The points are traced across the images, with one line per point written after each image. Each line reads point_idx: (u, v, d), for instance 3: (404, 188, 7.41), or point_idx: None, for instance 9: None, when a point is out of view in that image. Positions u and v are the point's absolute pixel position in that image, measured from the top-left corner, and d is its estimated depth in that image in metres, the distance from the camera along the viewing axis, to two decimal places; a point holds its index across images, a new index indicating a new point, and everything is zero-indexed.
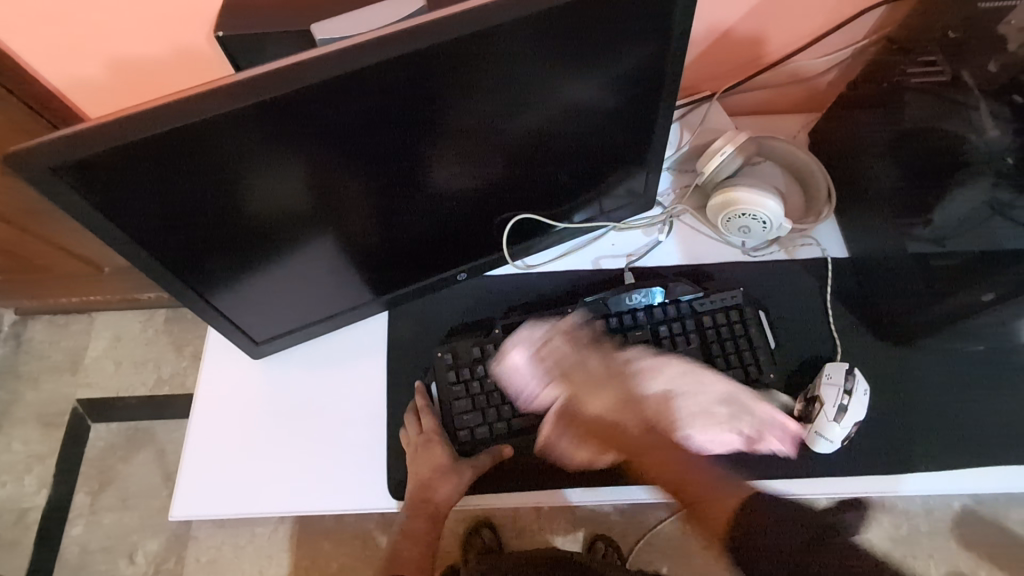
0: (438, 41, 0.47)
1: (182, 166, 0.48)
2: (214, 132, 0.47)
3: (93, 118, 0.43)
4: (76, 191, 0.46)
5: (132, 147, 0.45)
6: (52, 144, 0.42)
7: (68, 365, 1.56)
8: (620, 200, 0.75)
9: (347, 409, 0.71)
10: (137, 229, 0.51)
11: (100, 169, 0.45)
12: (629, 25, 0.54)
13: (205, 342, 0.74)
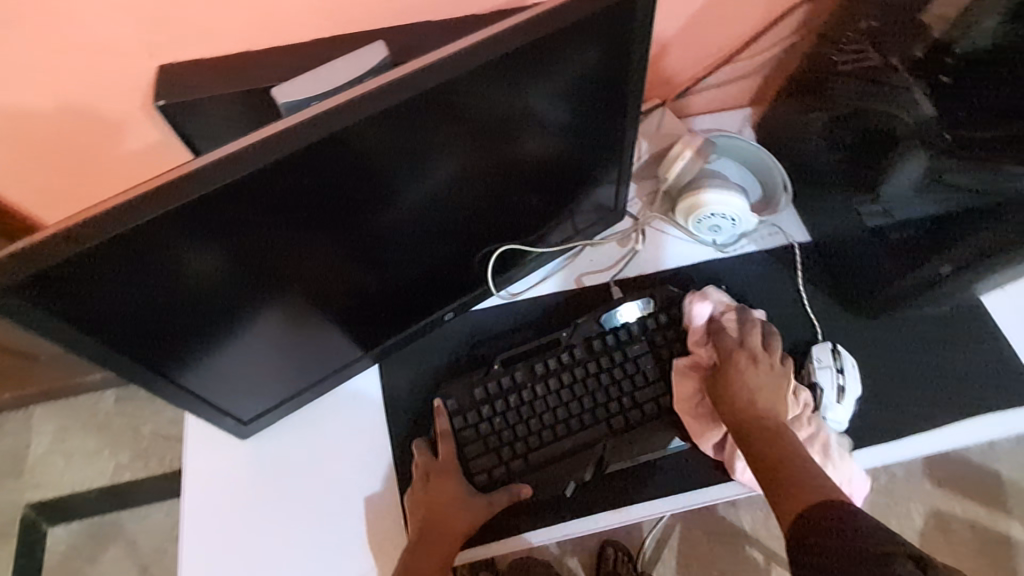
0: (405, 97, 0.47)
1: (151, 258, 0.46)
2: (182, 220, 0.45)
3: (52, 226, 0.41)
4: (41, 302, 0.44)
5: (96, 250, 0.43)
6: (11, 259, 0.40)
7: (11, 468, 1.42)
8: (592, 215, 0.76)
9: (352, 474, 0.68)
10: (109, 330, 0.49)
11: (60, 276, 0.43)
12: (586, 52, 0.55)
13: (190, 428, 0.70)
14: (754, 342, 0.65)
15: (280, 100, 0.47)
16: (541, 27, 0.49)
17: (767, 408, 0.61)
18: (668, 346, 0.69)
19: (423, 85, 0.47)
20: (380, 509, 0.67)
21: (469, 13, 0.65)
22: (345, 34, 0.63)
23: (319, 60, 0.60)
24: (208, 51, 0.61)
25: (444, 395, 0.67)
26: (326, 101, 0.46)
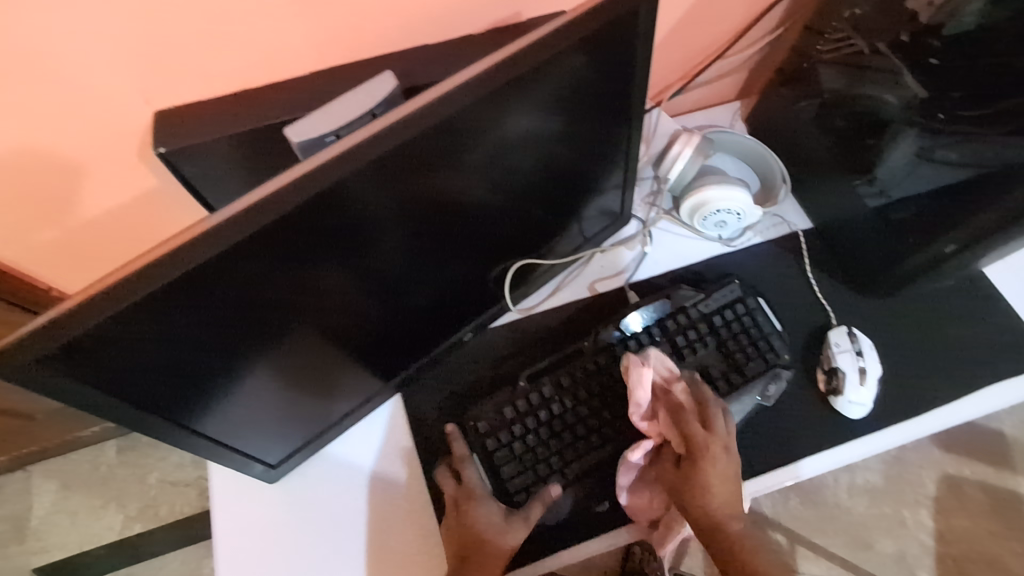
0: (417, 130, 0.47)
1: (178, 316, 0.45)
2: (206, 276, 0.44)
3: (75, 296, 0.40)
4: (69, 373, 0.43)
5: (123, 315, 0.42)
6: (39, 334, 0.39)
7: (14, 532, 1.37)
8: (598, 223, 0.76)
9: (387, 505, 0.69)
10: (138, 392, 0.48)
11: (87, 343, 0.42)
12: (585, 66, 0.55)
13: (212, 477, 0.69)
14: (713, 441, 0.59)
15: (293, 138, 0.47)
16: (544, 46, 0.50)
17: (720, 513, 0.59)
18: (690, 345, 0.69)
19: (433, 116, 0.47)
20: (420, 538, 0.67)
21: (463, 34, 0.65)
22: (342, 64, 0.62)
23: (320, 94, 0.59)
24: (207, 93, 0.60)
25: (474, 417, 0.67)
26: (341, 141, 0.45)
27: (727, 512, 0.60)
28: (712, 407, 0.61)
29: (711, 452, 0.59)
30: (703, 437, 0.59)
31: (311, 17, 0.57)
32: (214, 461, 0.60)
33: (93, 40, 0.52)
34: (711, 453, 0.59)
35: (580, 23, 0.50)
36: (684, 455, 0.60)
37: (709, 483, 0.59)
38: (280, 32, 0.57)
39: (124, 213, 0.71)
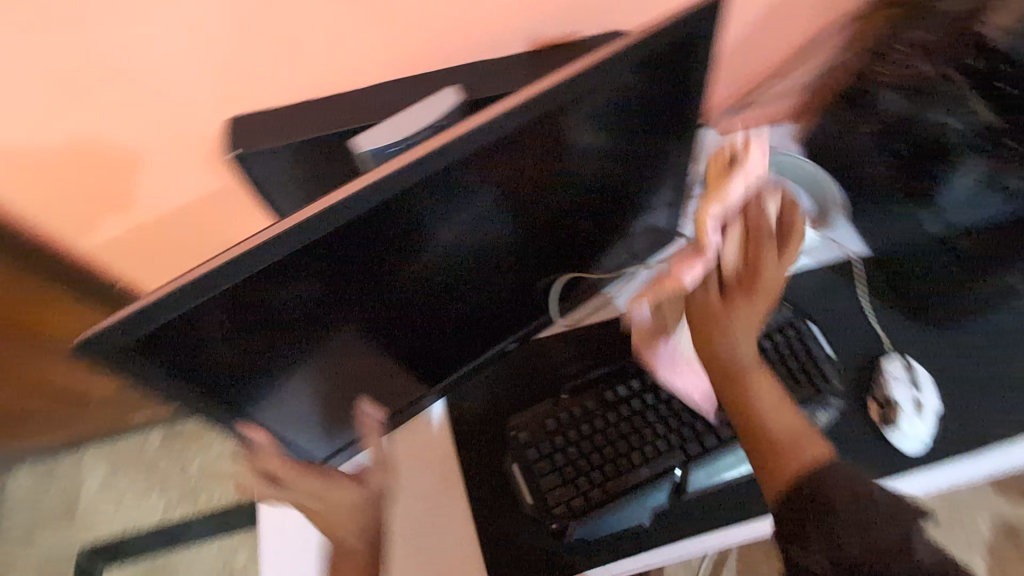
0: (483, 145, 0.49)
1: (251, 311, 0.48)
2: (280, 273, 0.47)
3: (165, 287, 0.43)
4: (150, 359, 0.46)
5: (204, 307, 0.45)
6: (131, 319, 0.43)
7: (64, 510, 1.44)
8: (646, 239, 0.77)
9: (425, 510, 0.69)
10: (208, 382, 0.51)
11: (172, 328, 0.45)
12: (645, 87, 0.56)
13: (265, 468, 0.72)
14: (771, 270, 0.56)
15: (361, 149, 0.50)
16: (606, 68, 0.51)
17: (740, 354, 0.56)
18: None
19: (497, 130, 0.49)
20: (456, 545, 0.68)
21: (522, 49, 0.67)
22: (405, 76, 0.65)
23: (385, 104, 0.62)
24: (279, 102, 0.63)
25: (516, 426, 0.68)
26: (410, 153, 0.48)
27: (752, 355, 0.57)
28: (795, 236, 0.57)
29: (756, 257, 0.56)
30: (767, 263, 0.55)
31: (380, 30, 0.60)
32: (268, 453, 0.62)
33: (182, 51, 0.56)
34: (753, 286, 0.56)
35: (643, 45, 0.51)
36: (736, 285, 0.56)
37: (744, 305, 0.56)
38: (351, 44, 0.60)
39: (196, 212, 0.75)
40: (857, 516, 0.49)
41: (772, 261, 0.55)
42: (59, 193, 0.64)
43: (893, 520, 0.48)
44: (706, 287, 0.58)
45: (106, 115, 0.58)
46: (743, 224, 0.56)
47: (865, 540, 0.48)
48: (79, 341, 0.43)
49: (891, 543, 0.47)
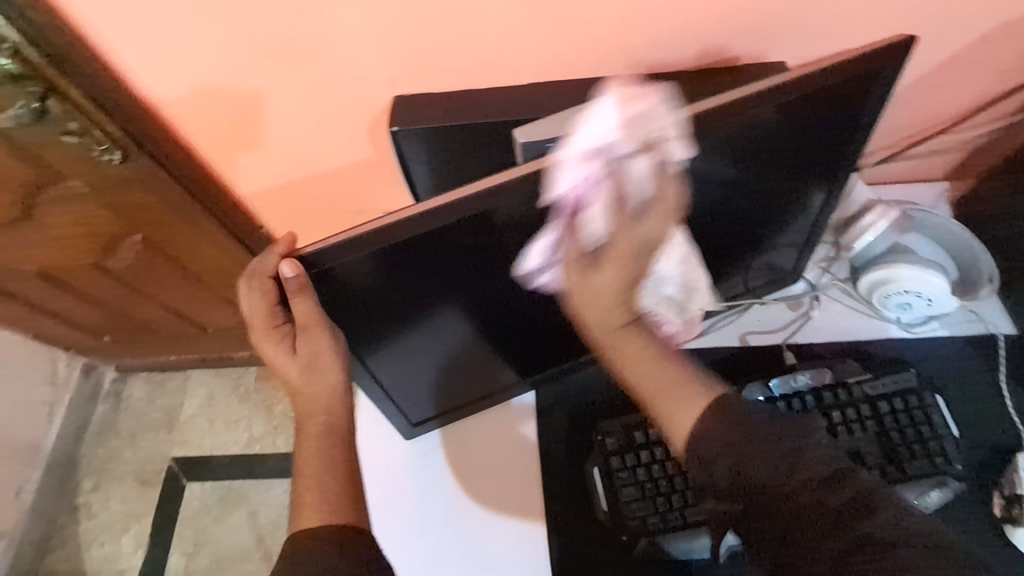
0: (631, 154, 0.52)
1: (397, 271, 0.53)
2: (429, 243, 0.52)
3: (339, 233, 0.49)
4: (308, 295, 0.52)
5: (363, 259, 0.50)
6: (309, 255, 0.49)
7: (164, 422, 1.61)
8: (764, 275, 0.76)
9: (504, 489, 0.73)
10: (345, 327, 0.56)
11: (328, 276, 0.51)
12: (792, 120, 0.57)
13: (363, 411, 0.78)
14: (638, 248, 0.56)
15: (521, 139, 0.53)
16: (758, 97, 0.52)
17: (587, 322, 0.59)
18: (846, 424, 0.65)
19: (643, 142, 0.51)
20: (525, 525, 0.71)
21: (681, 69, 0.67)
22: (563, 80, 0.68)
23: (538, 103, 0.66)
24: (443, 87, 0.68)
25: (603, 432, 0.71)
26: (559, 151, 0.51)
27: (615, 322, 0.57)
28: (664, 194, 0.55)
29: (624, 253, 0.55)
30: (625, 240, 0.55)
31: (551, 35, 0.63)
32: (375, 405, 0.67)
33: (375, 31, 0.62)
34: (612, 257, 0.56)
35: (801, 81, 0.53)
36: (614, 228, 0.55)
37: (607, 273, 0.56)
38: (522, 44, 0.64)
39: (346, 178, 0.83)
40: (738, 434, 0.48)
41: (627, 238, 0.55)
42: (246, 136, 0.74)
43: (778, 431, 0.48)
44: (578, 258, 0.57)
45: (300, 74, 0.66)
46: (608, 200, 0.54)
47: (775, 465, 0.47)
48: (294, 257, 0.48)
49: (780, 443, 0.48)
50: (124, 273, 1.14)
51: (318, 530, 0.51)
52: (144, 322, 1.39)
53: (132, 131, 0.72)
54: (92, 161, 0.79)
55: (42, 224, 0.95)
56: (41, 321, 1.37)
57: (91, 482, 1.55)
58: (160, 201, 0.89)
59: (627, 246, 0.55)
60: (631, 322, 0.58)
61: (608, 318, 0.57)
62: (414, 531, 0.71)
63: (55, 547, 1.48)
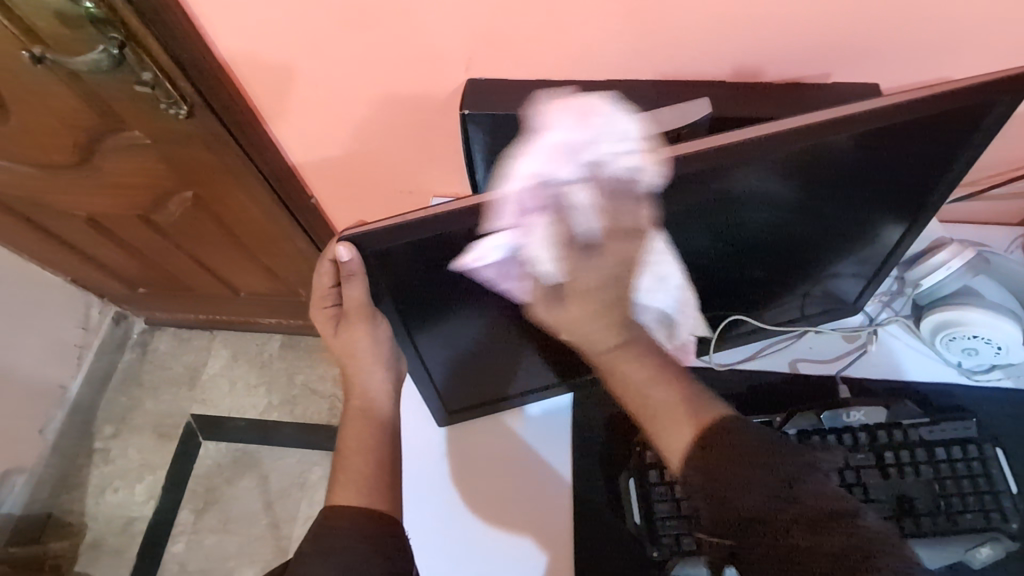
0: (707, 166, 0.50)
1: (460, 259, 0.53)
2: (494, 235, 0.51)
3: (412, 214, 0.48)
4: (373, 271, 0.51)
5: (429, 244, 0.50)
6: (381, 232, 0.48)
7: (186, 378, 1.63)
8: (822, 303, 0.74)
9: (535, 491, 0.73)
10: (403, 308, 0.56)
11: (386, 260, 0.51)
12: (871, 151, 0.54)
13: (407, 389, 0.79)
14: (619, 269, 0.56)
15: (604, 136, 0.53)
16: (833, 124, 0.50)
17: (589, 333, 0.56)
18: (898, 467, 0.62)
19: (720, 156, 0.49)
20: (554, 529, 0.71)
21: (768, 82, 0.65)
22: (643, 81, 0.66)
23: (616, 101, 0.64)
24: (519, 75, 0.67)
25: (644, 444, 0.71)
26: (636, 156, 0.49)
27: (608, 336, 0.56)
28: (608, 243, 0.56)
29: (600, 281, 0.56)
30: (615, 267, 0.56)
31: (641, 34, 0.61)
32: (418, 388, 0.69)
33: (458, 13, 0.60)
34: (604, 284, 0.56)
35: (893, 112, 0.50)
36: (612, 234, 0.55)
37: (595, 301, 0.56)
38: (608, 40, 0.62)
39: (405, 158, 0.82)
40: (736, 459, 0.45)
41: (590, 260, 0.56)
42: (312, 105, 0.75)
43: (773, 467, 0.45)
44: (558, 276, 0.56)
45: (377, 50, 0.65)
46: (577, 222, 0.54)
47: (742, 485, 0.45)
48: (348, 238, 0.48)
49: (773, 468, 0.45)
50: (169, 228, 1.15)
51: (344, 509, 0.52)
52: (179, 277, 1.40)
53: (202, 88, 0.72)
54: (157, 115, 0.79)
55: (98, 171, 0.96)
56: (81, 265, 1.39)
57: (111, 429, 1.58)
58: (216, 160, 0.89)
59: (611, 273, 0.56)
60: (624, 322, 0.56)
61: (603, 327, 0.56)
62: (444, 521, 0.72)
63: (72, 487, 1.51)
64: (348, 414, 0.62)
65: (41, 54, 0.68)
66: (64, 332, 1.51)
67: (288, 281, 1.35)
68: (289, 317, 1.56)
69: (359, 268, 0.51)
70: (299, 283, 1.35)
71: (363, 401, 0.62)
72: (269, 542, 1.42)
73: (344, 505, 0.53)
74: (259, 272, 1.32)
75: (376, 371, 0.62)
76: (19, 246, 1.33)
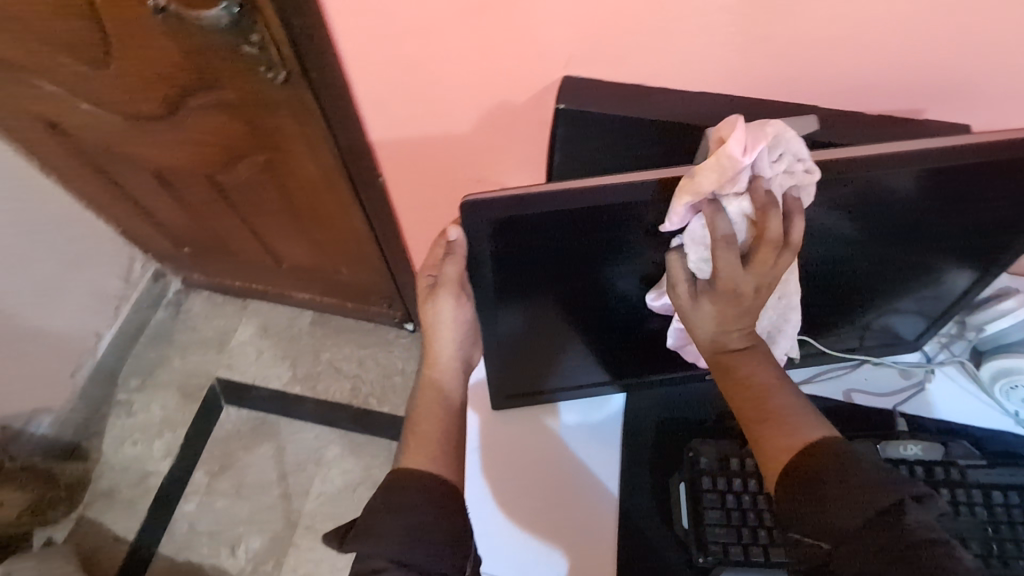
0: (791, 182, 0.52)
1: (557, 240, 0.55)
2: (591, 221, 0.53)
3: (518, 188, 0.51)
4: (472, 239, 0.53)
5: (529, 220, 0.52)
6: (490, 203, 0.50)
7: (215, 342, 1.65)
8: (880, 336, 0.75)
9: (577, 487, 0.73)
10: (492, 283, 0.58)
11: (512, 226, 0.53)
12: (952, 193, 0.55)
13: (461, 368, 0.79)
14: (776, 271, 0.52)
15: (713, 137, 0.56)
16: (912, 160, 0.51)
17: (727, 339, 0.55)
18: (955, 504, 0.62)
19: (805, 175, 0.51)
20: (594, 526, 0.71)
21: (860, 111, 0.66)
22: (736, 95, 0.67)
23: (710, 111, 0.65)
24: (615, 77, 0.68)
25: (696, 450, 0.70)
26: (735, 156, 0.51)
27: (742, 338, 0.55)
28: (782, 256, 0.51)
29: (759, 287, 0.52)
30: (767, 277, 0.52)
31: (744, 48, 0.62)
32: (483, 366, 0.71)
33: (570, 10, 0.62)
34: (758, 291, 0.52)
35: (976, 155, 0.51)
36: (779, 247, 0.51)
37: (745, 303, 0.52)
38: (710, 50, 0.63)
39: (483, 145, 0.83)
40: (839, 472, 0.47)
41: (732, 262, 0.50)
42: (403, 85, 0.77)
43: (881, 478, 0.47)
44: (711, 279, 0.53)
45: (482, 37, 0.67)
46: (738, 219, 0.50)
47: (847, 490, 0.47)
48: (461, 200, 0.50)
49: (871, 484, 0.47)
50: (231, 191, 1.18)
51: (413, 472, 0.56)
52: (227, 241, 1.43)
53: (307, 55, 0.75)
54: (254, 77, 0.83)
55: (180, 126, 0.99)
56: (134, 217, 1.42)
57: (137, 382, 1.60)
58: (298, 127, 0.92)
59: (765, 280, 0.52)
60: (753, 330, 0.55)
61: (736, 333, 0.55)
62: (486, 500, 0.73)
63: (93, 434, 1.53)
64: (421, 380, 0.66)
65: (164, 5, 0.72)
66: (105, 281, 1.54)
67: (332, 257, 1.37)
68: (323, 294, 1.57)
69: (461, 250, 0.61)
70: (343, 261, 1.37)
71: (434, 371, 0.65)
72: (280, 513, 1.43)
73: (414, 469, 0.56)
74: (306, 244, 1.35)
75: (452, 346, 0.66)
76: (80, 191, 1.37)
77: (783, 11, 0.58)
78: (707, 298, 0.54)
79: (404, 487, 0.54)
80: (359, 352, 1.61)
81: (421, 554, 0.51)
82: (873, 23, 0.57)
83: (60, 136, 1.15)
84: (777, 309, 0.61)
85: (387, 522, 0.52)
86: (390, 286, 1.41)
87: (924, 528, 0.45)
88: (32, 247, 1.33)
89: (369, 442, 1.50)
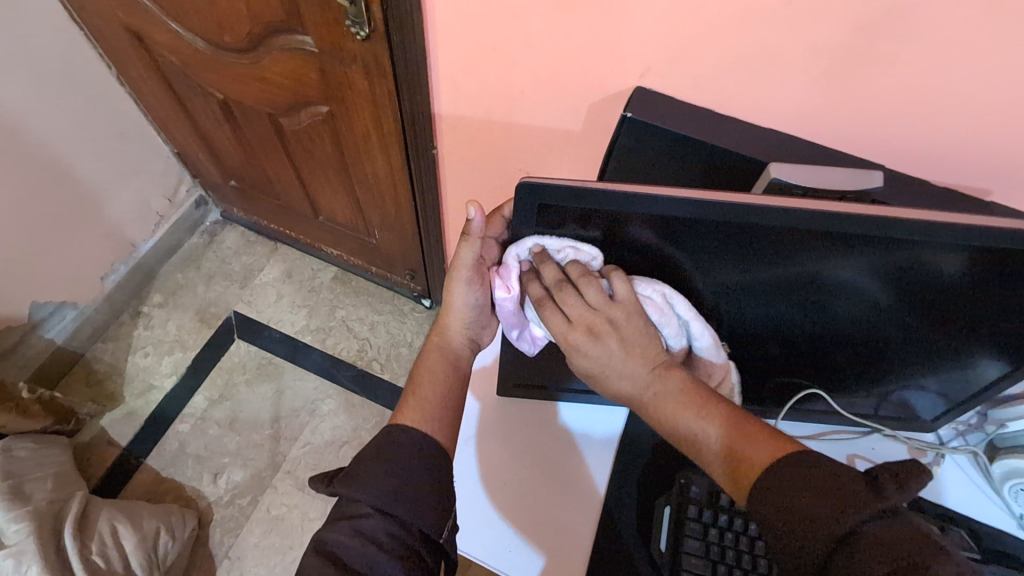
0: (835, 232, 0.51)
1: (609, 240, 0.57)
2: (643, 227, 0.55)
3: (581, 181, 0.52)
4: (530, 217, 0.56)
5: (585, 213, 0.54)
6: (553, 189, 0.52)
7: (240, 277, 1.69)
8: (895, 410, 0.74)
9: (563, 488, 0.74)
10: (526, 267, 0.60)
11: (558, 212, 0.55)
12: (994, 278, 0.54)
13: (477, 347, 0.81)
14: (632, 320, 0.55)
15: (773, 173, 0.57)
16: (964, 233, 0.50)
17: (620, 383, 0.57)
18: None
19: (850, 229, 0.51)
20: (572, 529, 0.72)
21: (926, 181, 0.65)
22: (802, 139, 0.66)
23: (773, 148, 0.65)
24: (685, 97, 0.69)
25: (688, 478, 0.70)
26: (791, 199, 0.51)
27: (644, 381, 0.56)
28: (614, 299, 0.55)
29: (600, 324, 0.55)
30: (623, 320, 0.55)
31: (825, 90, 0.61)
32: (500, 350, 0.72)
33: (655, 24, 0.62)
34: (616, 333, 0.56)
35: None
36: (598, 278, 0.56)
37: (615, 347, 0.56)
38: (791, 87, 0.62)
39: (540, 139, 0.84)
40: (796, 486, 0.47)
41: (575, 305, 0.56)
42: (476, 66, 0.78)
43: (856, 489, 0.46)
44: (564, 324, 0.57)
45: (561, 31, 0.68)
46: (556, 274, 0.57)
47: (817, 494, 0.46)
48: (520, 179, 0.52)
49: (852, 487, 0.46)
50: (289, 135, 1.21)
51: (408, 428, 0.59)
52: (274, 183, 1.46)
53: (392, 13, 0.77)
54: (338, 28, 0.85)
55: (257, 62, 1.02)
56: (193, 142, 1.47)
57: (160, 298, 1.65)
58: (368, 85, 0.94)
59: (607, 320, 0.55)
60: (661, 368, 0.56)
61: (640, 378, 0.56)
62: (472, 480, 0.74)
63: (110, 338, 1.59)
64: (428, 346, 0.67)
65: None
66: (153, 197, 1.59)
67: (368, 220, 1.39)
68: (351, 254, 1.59)
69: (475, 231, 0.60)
70: (377, 225, 1.39)
71: (445, 338, 0.67)
72: (266, 453, 1.46)
73: (412, 426, 0.59)
74: (348, 201, 1.37)
75: (462, 321, 0.66)
76: (149, 106, 1.42)
77: (874, 60, 0.57)
78: (575, 344, 0.56)
79: (397, 440, 0.57)
80: (373, 316, 1.64)
81: (402, 507, 0.54)
82: (965, 93, 0.56)
83: (143, 50, 1.19)
84: (673, 324, 0.58)
85: (374, 470, 0.55)
86: (417, 257, 1.43)
87: (901, 538, 0.43)
88: (93, 147, 1.39)
89: (364, 405, 1.52)
